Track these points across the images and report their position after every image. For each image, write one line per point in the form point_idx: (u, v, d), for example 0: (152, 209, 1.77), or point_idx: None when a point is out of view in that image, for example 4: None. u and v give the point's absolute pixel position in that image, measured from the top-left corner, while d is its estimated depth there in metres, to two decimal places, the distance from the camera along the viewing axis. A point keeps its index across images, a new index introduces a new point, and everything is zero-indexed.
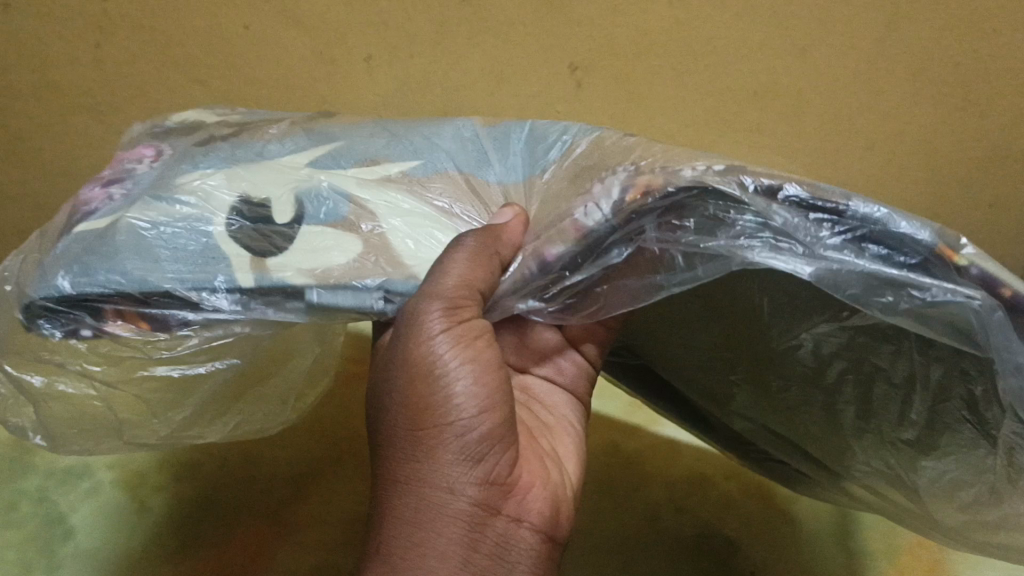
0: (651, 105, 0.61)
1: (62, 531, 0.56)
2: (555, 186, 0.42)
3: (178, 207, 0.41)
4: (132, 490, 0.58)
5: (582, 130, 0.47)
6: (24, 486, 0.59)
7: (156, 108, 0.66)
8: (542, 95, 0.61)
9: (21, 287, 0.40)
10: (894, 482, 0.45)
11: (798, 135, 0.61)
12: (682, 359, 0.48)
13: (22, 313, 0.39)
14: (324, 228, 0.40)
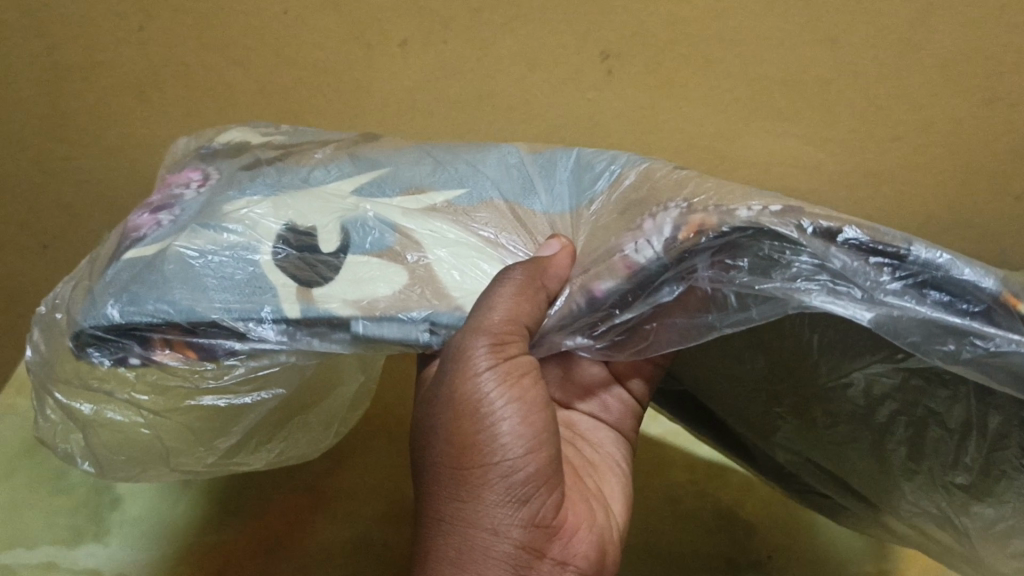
0: (682, 91, 0.59)
1: (109, 501, 0.55)
2: (603, 219, 0.41)
3: (223, 235, 0.41)
4: None
5: (629, 159, 0.46)
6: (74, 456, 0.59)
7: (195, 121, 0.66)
8: (569, 95, 0.61)
9: (70, 317, 0.40)
10: (942, 524, 0.44)
11: (834, 124, 0.59)
12: (726, 393, 0.47)
13: (71, 343, 0.39)
14: (369, 256, 0.40)
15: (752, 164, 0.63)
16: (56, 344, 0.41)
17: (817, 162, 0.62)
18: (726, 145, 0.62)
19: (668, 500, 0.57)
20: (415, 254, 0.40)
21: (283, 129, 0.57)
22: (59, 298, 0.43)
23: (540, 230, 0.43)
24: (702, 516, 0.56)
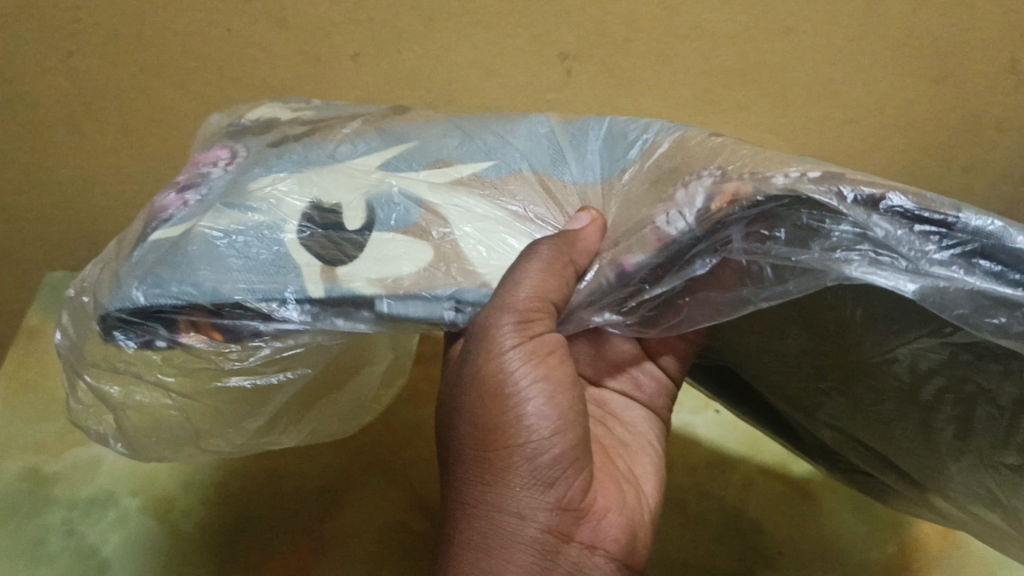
0: (635, 87, 0.61)
1: (97, 565, 0.53)
2: (639, 189, 0.40)
3: (243, 215, 0.40)
4: (160, 514, 0.56)
5: (663, 127, 0.44)
6: (47, 521, 0.56)
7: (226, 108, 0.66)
8: (542, 85, 0.61)
9: (100, 296, 0.40)
10: (993, 505, 0.42)
11: (780, 114, 0.63)
12: (771, 371, 0.45)
13: (99, 324, 0.39)
14: (395, 233, 0.40)
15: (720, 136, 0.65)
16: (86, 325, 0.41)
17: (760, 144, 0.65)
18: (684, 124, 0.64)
19: (677, 508, 0.56)
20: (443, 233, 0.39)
21: (313, 102, 0.57)
22: (87, 281, 0.43)
23: (570, 203, 0.42)
24: (711, 522, 0.55)
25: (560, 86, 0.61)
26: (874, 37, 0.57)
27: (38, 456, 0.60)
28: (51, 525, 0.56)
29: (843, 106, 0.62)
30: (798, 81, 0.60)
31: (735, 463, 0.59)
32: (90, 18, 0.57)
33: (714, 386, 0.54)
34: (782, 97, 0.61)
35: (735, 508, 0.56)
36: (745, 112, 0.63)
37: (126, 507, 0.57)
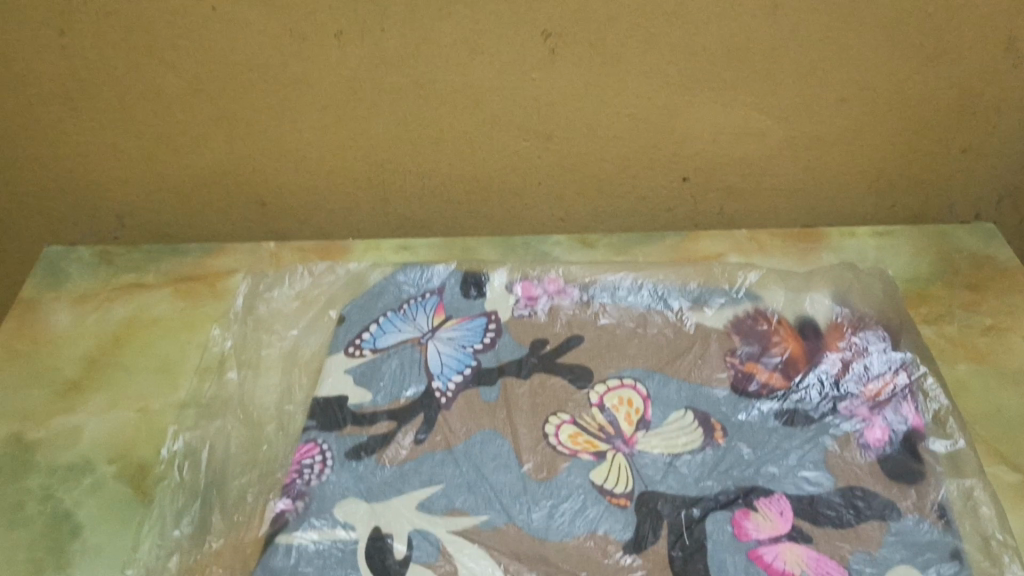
0: (592, 155, 0.86)
1: (69, 528, 0.64)
2: (652, 319, 0.78)
3: (457, 377, 0.74)
4: (133, 480, 0.68)
5: (517, 300, 0.81)
6: (27, 485, 0.67)
7: (234, 163, 0.87)
8: (470, 139, 0.84)
9: (280, 486, 0.66)
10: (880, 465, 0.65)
11: (718, 113, 0.82)
12: (731, 410, 0.70)
13: (271, 497, 0.66)
14: (514, 337, 0.77)
15: (629, 221, 0.91)
16: (259, 498, 0.66)
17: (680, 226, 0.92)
18: (610, 216, 0.91)
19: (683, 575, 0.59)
20: (538, 337, 0.77)
21: (281, 318, 0.80)
22: (305, 476, 0.66)
23: (600, 311, 0.80)
24: None
25: (544, 148, 0.85)
26: (788, 52, 0.78)
27: (49, 478, 0.68)
28: (30, 490, 0.67)
29: (803, 83, 0.80)
30: (729, 83, 0.80)
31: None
32: (178, 74, 0.80)
33: (714, 448, 0.67)
34: (689, 116, 0.83)
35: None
36: (601, 140, 0.84)
37: (102, 473, 0.68)
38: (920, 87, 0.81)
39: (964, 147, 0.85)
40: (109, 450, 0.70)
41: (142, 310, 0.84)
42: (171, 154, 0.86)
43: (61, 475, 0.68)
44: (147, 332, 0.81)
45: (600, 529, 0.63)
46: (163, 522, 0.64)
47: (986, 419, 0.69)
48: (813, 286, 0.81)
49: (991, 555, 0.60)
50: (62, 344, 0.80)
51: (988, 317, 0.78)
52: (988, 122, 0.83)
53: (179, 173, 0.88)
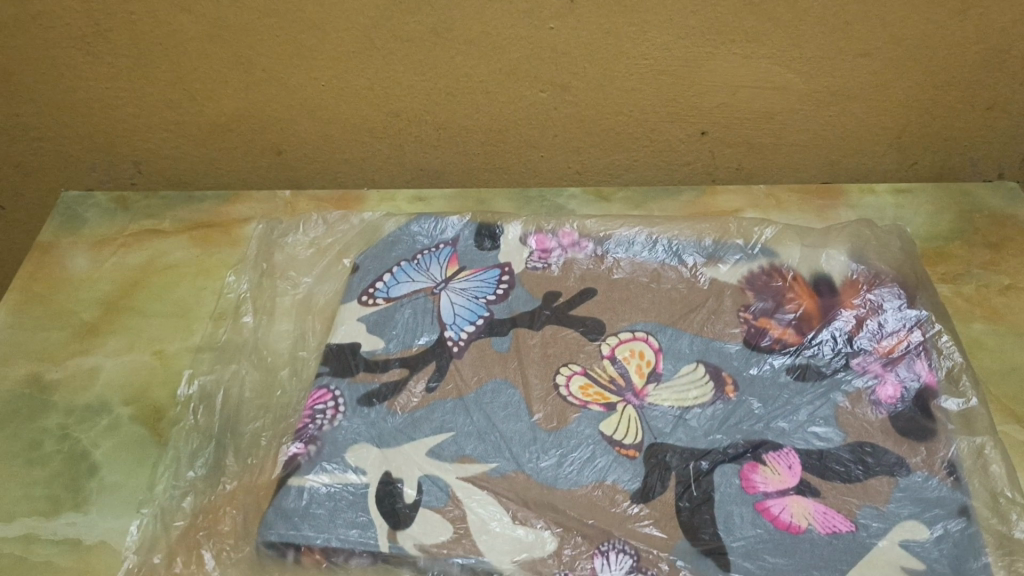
0: (609, 107, 0.85)
1: (87, 467, 0.66)
2: (665, 273, 0.78)
3: (469, 327, 0.74)
4: (148, 422, 0.69)
5: (531, 252, 0.81)
6: (45, 424, 0.69)
7: (249, 110, 0.87)
8: (486, 88, 0.83)
9: (293, 430, 0.67)
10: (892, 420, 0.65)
11: (739, 66, 0.81)
12: (743, 365, 0.70)
13: (284, 441, 0.66)
14: (527, 288, 0.77)
15: (645, 173, 0.90)
16: (273, 441, 0.67)
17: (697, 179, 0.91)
18: (626, 169, 0.90)
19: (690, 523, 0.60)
20: (551, 290, 0.77)
21: (296, 266, 0.81)
22: (317, 421, 0.67)
23: (613, 265, 0.79)
24: None
25: (561, 99, 0.84)
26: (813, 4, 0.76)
27: (66, 418, 0.69)
28: (49, 429, 0.68)
29: (828, 36, 0.78)
30: (751, 36, 0.78)
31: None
32: (193, 19, 0.80)
33: (725, 402, 0.68)
34: (709, 69, 0.81)
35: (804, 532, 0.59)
36: (619, 92, 0.83)
37: (118, 414, 0.69)
38: (948, 41, 0.79)
39: (989, 103, 0.83)
40: (126, 391, 0.71)
41: (159, 256, 0.85)
42: (188, 101, 0.86)
43: (78, 415, 0.69)
44: (163, 277, 0.82)
45: (608, 478, 0.63)
46: (178, 463, 0.66)
47: (999, 379, 0.69)
48: (830, 243, 0.80)
49: (998, 514, 0.60)
50: (79, 288, 0.81)
51: (1007, 277, 0.77)
52: (1016, 78, 0.81)
53: (194, 120, 0.88)
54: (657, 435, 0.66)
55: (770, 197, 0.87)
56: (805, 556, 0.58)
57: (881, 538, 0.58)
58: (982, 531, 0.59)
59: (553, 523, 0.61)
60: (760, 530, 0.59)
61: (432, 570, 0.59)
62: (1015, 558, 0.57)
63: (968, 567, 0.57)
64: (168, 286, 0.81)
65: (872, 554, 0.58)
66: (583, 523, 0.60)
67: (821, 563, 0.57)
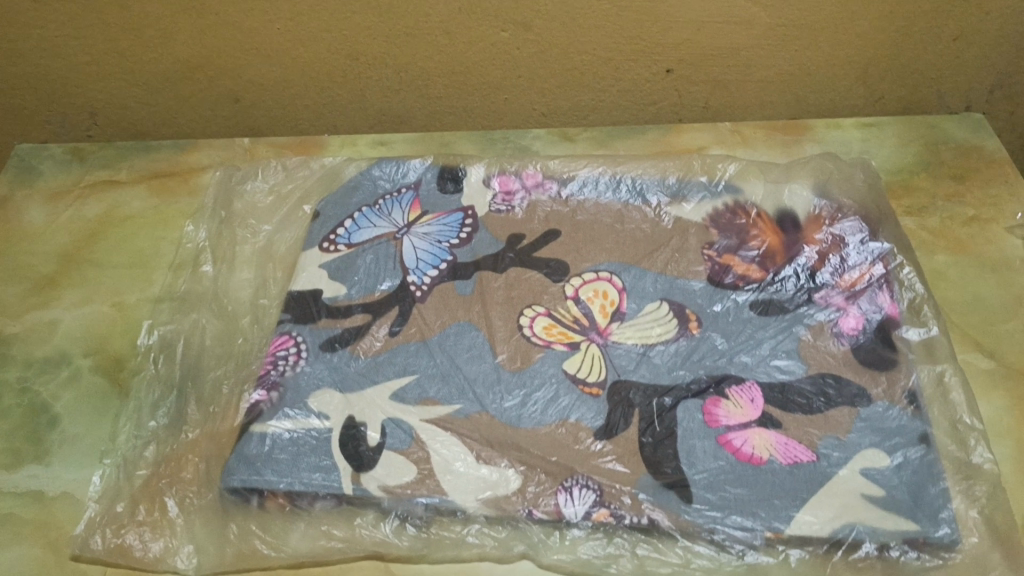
0: (571, 47, 0.83)
1: (47, 419, 0.65)
2: (630, 213, 0.77)
3: (432, 272, 0.73)
4: (109, 372, 0.68)
5: (495, 195, 0.80)
6: (4, 377, 0.68)
7: (204, 57, 0.84)
8: (445, 29, 0.81)
9: (255, 377, 0.67)
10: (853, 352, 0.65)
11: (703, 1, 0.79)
12: (707, 302, 0.70)
13: (246, 388, 0.66)
14: (490, 231, 0.76)
15: (609, 113, 0.89)
16: (235, 389, 0.66)
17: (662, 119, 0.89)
18: (591, 110, 0.89)
19: (651, 458, 0.60)
20: (514, 232, 0.76)
21: (256, 215, 0.80)
22: (279, 367, 0.67)
23: (577, 205, 0.78)
24: None
25: (522, 39, 0.82)
26: None
27: (25, 371, 0.68)
28: (8, 382, 0.68)
29: None
30: None
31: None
32: None
33: (688, 338, 0.67)
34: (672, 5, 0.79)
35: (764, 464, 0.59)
36: (581, 31, 0.81)
37: (78, 366, 0.69)
38: None
39: (959, 34, 0.81)
40: (85, 343, 0.71)
41: (117, 207, 0.83)
42: (140, 48, 0.84)
43: (37, 368, 0.69)
44: (121, 228, 0.81)
45: (571, 416, 0.63)
46: (139, 412, 0.65)
47: (961, 308, 0.69)
48: (794, 178, 0.79)
49: (957, 442, 0.60)
50: (36, 241, 0.80)
51: (971, 208, 0.77)
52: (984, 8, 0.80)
53: (147, 68, 0.85)
54: (621, 373, 0.65)
55: (735, 134, 0.87)
56: (766, 487, 0.58)
57: (842, 468, 0.59)
58: (941, 457, 0.59)
59: (517, 461, 0.61)
60: (722, 462, 0.60)
61: (395, 510, 0.59)
62: (974, 483, 0.58)
63: (927, 493, 0.57)
64: (127, 237, 0.80)
65: (833, 483, 0.58)
66: (547, 461, 0.61)
67: (782, 494, 0.58)
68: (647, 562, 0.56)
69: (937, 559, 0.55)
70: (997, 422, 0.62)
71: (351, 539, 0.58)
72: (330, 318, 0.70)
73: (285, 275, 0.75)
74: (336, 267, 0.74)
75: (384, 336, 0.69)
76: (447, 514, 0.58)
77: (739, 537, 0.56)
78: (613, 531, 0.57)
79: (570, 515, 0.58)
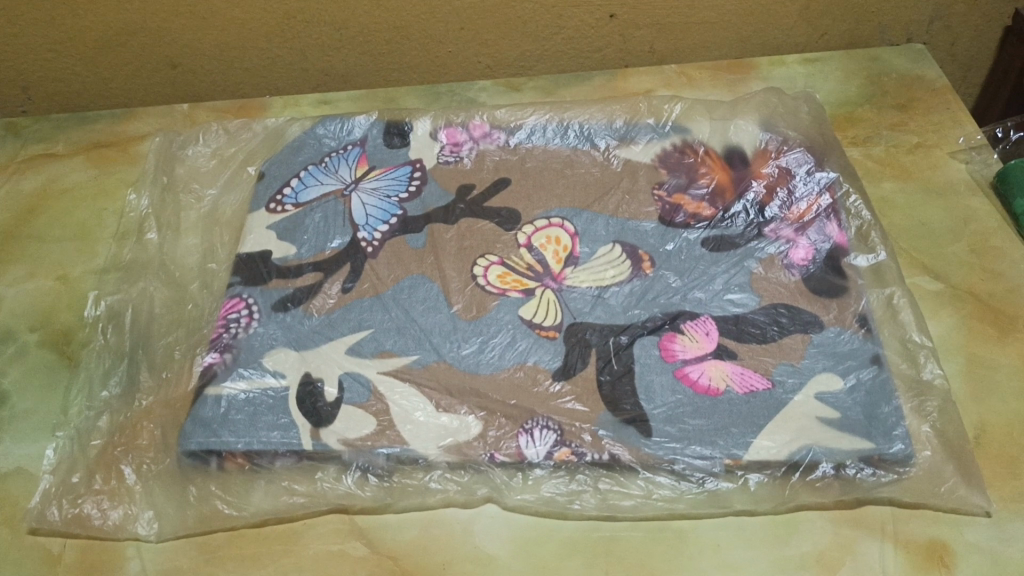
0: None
1: None
2: (579, 159, 0.77)
3: (382, 227, 0.72)
4: (57, 346, 0.67)
5: (442, 147, 0.79)
6: None
7: (134, 24, 0.82)
8: None
9: (207, 340, 0.66)
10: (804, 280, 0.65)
11: None
12: (659, 241, 0.70)
13: (199, 352, 0.65)
14: (439, 183, 0.76)
15: (554, 61, 0.88)
16: (187, 354, 0.65)
17: (607, 65, 0.89)
18: (535, 59, 0.88)
19: (611, 396, 0.60)
20: (463, 183, 0.76)
21: (200, 180, 0.78)
22: (231, 329, 0.66)
23: (526, 153, 0.78)
24: None
25: None
26: None
27: None
28: None
29: None
30: None
31: (558, 518, 0.56)
32: None
33: (642, 278, 0.68)
34: None
35: (721, 394, 0.60)
36: None
37: (25, 341, 0.67)
38: None
39: None
40: (30, 318, 0.69)
41: (56, 180, 0.81)
42: (66, 18, 0.81)
43: None
44: (61, 202, 0.79)
45: (529, 360, 0.63)
46: (90, 383, 0.64)
47: (908, 233, 0.70)
48: (739, 114, 0.80)
49: (908, 362, 0.62)
50: None
51: (915, 136, 0.78)
52: None
53: (76, 38, 0.83)
54: (577, 315, 0.65)
55: (680, 77, 0.87)
56: (723, 416, 0.59)
57: (797, 393, 0.60)
58: (893, 377, 0.60)
59: (476, 407, 0.61)
60: (679, 396, 0.60)
61: (356, 462, 0.58)
62: (925, 399, 0.59)
63: (880, 412, 0.58)
64: (67, 210, 0.78)
65: (788, 408, 0.59)
66: (506, 405, 0.61)
67: (739, 421, 0.58)
68: (610, 496, 0.57)
69: (893, 474, 0.56)
70: (946, 340, 0.63)
71: (313, 493, 0.57)
72: (282, 279, 0.69)
73: (233, 239, 0.73)
74: (285, 227, 0.73)
75: (337, 294, 0.68)
76: (408, 463, 0.58)
77: (699, 466, 0.57)
78: (575, 469, 0.58)
79: (531, 455, 0.58)
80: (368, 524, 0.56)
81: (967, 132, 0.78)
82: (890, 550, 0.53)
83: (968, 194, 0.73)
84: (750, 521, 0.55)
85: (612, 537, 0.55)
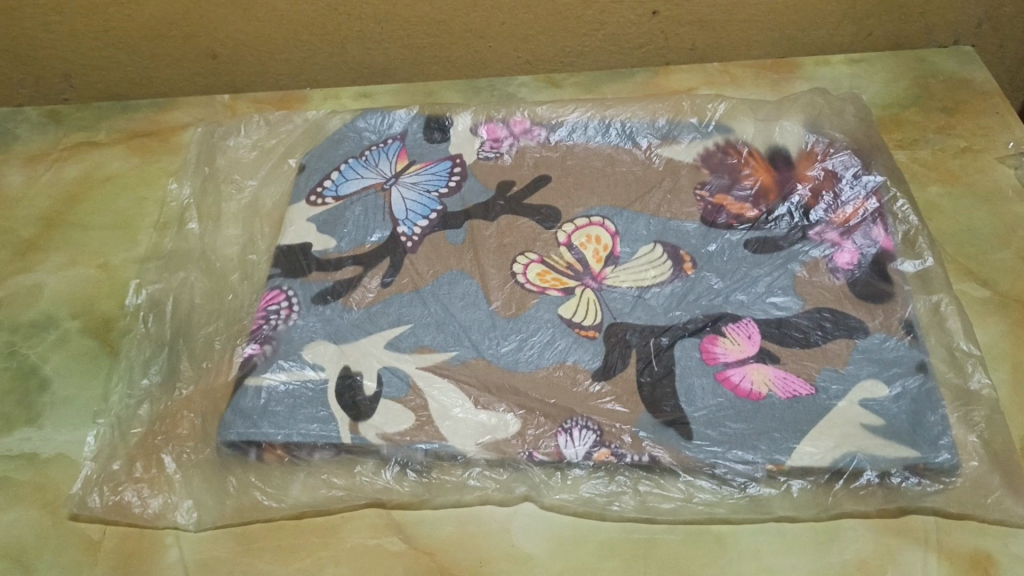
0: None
1: (38, 381, 0.64)
2: (620, 157, 0.76)
3: (422, 222, 0.72)
4: (98, 333, 0.67)
5: (483, 143, 0.79)
6: None
7: (178, 16, 0.82)
8: None
9: (247, 332, 0.66)
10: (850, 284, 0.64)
11: None
12: (702, 242, 0.69)
13: (239, 343, 0.65)
14: (479, 179, 0.75)
15: (594, 58, 0.88)
16: (227, 344, 0.66)
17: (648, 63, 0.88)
18: (575, 56, 0.88)
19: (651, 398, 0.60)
20: (503, 179, 0.75)
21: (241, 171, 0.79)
22: (271, 321, 0.66)
23: (567, 150, 0.77)
24: None
25: None
26: None
27: (12, 335, 0.68)
28: None
29: None
30: None
31: (597, 519, 0.56)
32: None
33: (683, 279, 0.67)
34: None
35: (765, 398, 0.59)
36: None
37: (67, 328, 0.68)
38: None
39: None
40: (72, 305, 0.70)
41: (97, 168, 0.82)
42: (111, 8, 0.81)
43: (25, 331, 0.68)
44: (103, 189, 0.80)
45: (569, 359, 0.62)
46: (131, 372, 0.65)
47: (955, 239, 0.69)
48: (783, 116, 0.79)
49: (954, 369, 0.60)
50: (16, 205, 0.79)
51: (962, 140, 0.77)
52: None
53: (120, 29, 0.83)
54: (617, 314, 0.65)
55: (722, 76, 0.86)
56: (765, 420, 0.58)
57: (841, 399, 0.59)
58: (939, 385, 0.59)
59: (515, 405, 0.60)
60: (721, 399, 0.59)
61: (394, 457, 0.58)
62: (971, 408, 0.58)
63: (926, 420, 0.57)
64: (108, 198, 0.79)
65: (833, 414, 0.58)
66: (545, 403, 0.60)
67: (781, 426, 0.58)
68: (649, 498, 0.56)
69: (938, 483, 0.55)
70: (993, 348, 0.62)
71: (351, 487, 0.58)
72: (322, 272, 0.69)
73: (272, 231, 0.74)
74: (325, 220, 0.73)
75: (376, 287, 0.68)
76: (447, 459, 0.58)
77: (740, 470, 0.56)
78: (615, 470, 0.57)
79: (570, 455, 0.58)
80: (404, 520, 0.56)
81: (1016, 137, 0.76)
82: (933, 560, 0.52)
83: (1018, 200, 0.71)
84: (791, 527, 0.54)
85: (651, 539, 0.54)
